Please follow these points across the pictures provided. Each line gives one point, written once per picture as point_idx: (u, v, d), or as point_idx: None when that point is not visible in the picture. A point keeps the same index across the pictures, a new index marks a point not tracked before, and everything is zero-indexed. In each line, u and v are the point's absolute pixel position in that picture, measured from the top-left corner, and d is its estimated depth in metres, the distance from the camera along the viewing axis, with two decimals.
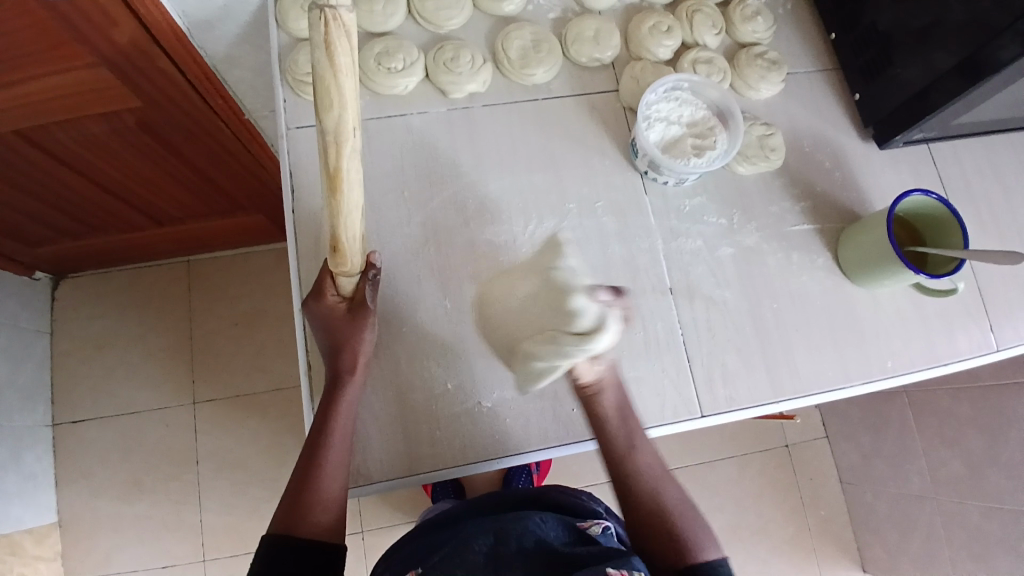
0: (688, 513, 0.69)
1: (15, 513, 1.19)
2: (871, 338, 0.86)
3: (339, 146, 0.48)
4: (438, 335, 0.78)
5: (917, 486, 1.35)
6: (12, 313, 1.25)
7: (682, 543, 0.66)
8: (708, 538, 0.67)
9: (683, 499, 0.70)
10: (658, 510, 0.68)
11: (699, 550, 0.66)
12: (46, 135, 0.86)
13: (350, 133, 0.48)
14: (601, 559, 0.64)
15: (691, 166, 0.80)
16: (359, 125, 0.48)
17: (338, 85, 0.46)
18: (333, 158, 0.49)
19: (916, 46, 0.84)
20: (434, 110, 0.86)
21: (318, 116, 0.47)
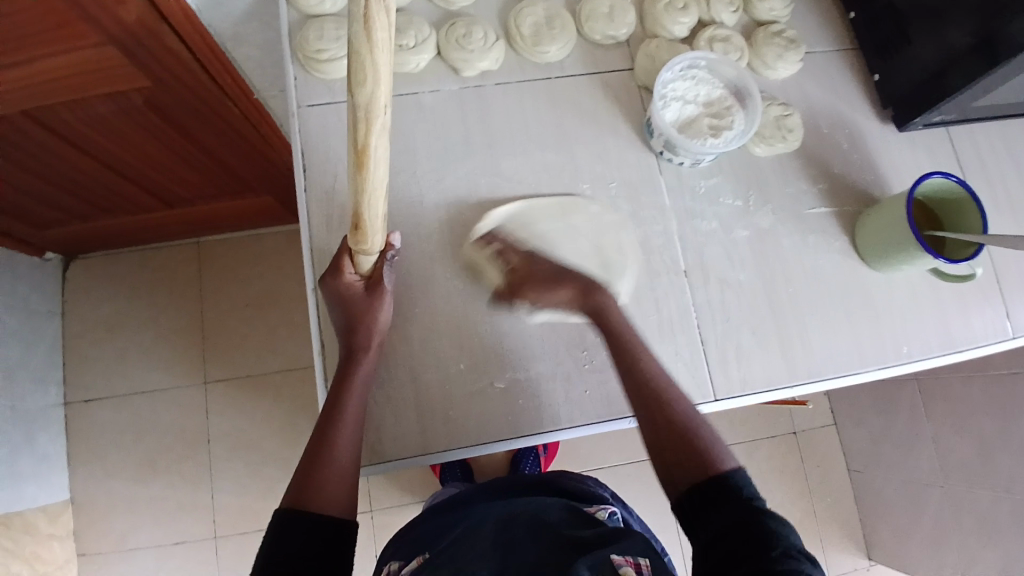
0: (703, 426, 0.65)
1: (29, 492, 1.20)
2: (887, 323, 0.85)
3: (370, 121, 0.48)
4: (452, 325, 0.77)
5: (926, 470, 1.34)
6: (23, 295, 1.25)
7: (697, 453, 0.62)
8: (724, 449, 0.62)
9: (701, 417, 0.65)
10: (676, 422, 0.65)
11: (715, 461, 0.61)
12: (53, 115, 0.85)
13: (381, 110, 0.48)
14: (607, 541, 0.62)
15: (708, 146, 0.79)
16: (389, 104, 0.48)
17: (372, 62, 0.45)
18: (361, 134, 0.49)
19: (932, 26, 0.82)
20: (445, 89, 0.84)
21: (351, 91, 0.47)
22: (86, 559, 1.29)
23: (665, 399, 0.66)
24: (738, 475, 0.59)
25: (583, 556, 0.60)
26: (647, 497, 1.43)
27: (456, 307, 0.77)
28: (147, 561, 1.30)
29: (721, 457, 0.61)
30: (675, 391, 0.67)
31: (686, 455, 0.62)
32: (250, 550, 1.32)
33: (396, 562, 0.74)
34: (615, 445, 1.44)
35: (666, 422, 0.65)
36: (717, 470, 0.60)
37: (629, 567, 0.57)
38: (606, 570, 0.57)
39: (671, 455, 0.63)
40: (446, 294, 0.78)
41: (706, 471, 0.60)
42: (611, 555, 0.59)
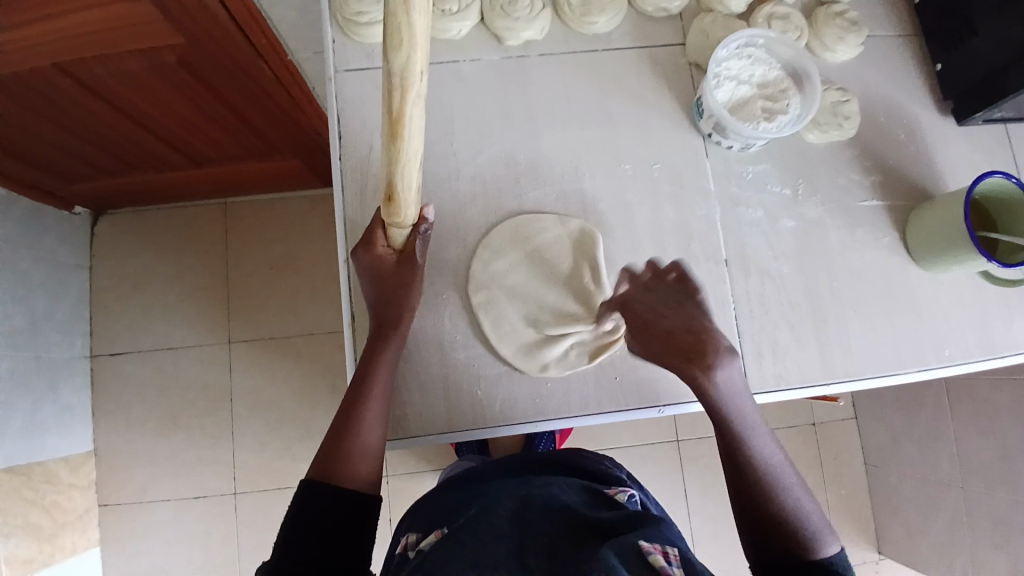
0: (803, 504, 0.61)
1: (51, 443, 1.23)
2: (931, 324, 0.81)
3: (404, 88, 0.45)
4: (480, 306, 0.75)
5: (946, 473, 1.30)
6: (50, 248, 1.26)
7: (796, 532, 0.59)
8: (825, 532, 0.60)
9: (799, 491, 0.62)
10: (774, 497, 0.61)
11: (814, 545, 0.58)
12: (84, 69, 0.84)
13: (416, 77, 0.45)
14: (631, 526, 0.62)
15: (761, 130, 0.75)
16: (426, 69, 0.45)
17: (409, 24, 0.42)
18: (395, 102, 0.47)
19: (1004, 17, 0.76)
20: (486, 57, 0.81)
21: (386, 55, 0.44)
22: (107, 508, 1.33)
23: (765, 470, 0.62)
24: (840, 564, 0.57)
25: (609, 540, 0.59)
26: (660, 480, 1.42)
27: (487, 284, 0.76)
28: (166, 513, 1.33)
29: (825, 543, 0.58)
30: (776, 462, 0.63)
31: (786, 534, 0.59)
32: (266, 508, 1.34)
33: (414, 536, 0.74)
34: (632, 428, 1.42)
35: (764, 495, 0.61)
36: (820, 556, 0.57)
37: (657, 555, 0.55)
38: (634, 556, 0.55)
39: (766, 531, 0.59)
40: (477, 271, 0.76)
41: (807, 555, 0.57)
42: (638, 542, 0.57)
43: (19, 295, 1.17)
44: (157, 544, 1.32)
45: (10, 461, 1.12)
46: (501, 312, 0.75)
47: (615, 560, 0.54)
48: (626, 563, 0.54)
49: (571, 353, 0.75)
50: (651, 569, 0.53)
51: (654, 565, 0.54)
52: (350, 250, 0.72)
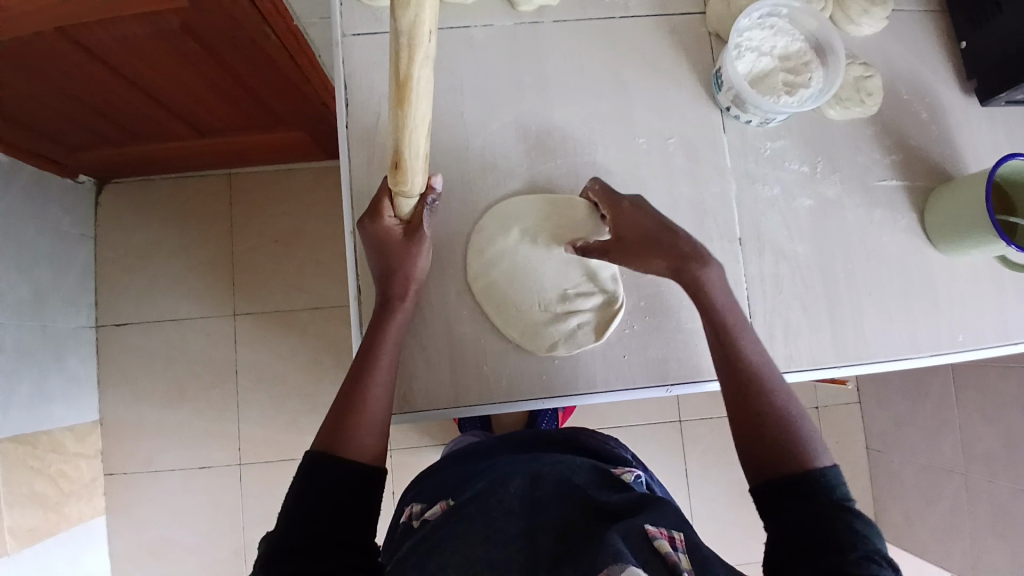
0: (800, 421, 0.60)
1: (57, 412, 1.23)
2: (946, 308, 0.80)
3: (412, 49, 0.43)
4: (483, 287, 0.73)
5: (948, 460, 1.30)
6: (54, 217, 1.25)
7: (790, 447, 0.58)
8: (818, 445, 0.59)
9: (798, 408, 0.61)
10: (770, 414, 0.60)
11: (807, 457, 0.57)
12: (88, 34, 0.82)
13: (425, 36, 0.43)
14: (637, 510, 0.61)
15: (781, 105, 0.73)
16: (436, 28, 0.43)
17: None
18: (403, 63, 0.45)
19: None
20: (498, 24, 0.79)
21: (393, 13, 0.42)
22: (113, 478, 1.33)
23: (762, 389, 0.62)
24: (832, 474, 0.56)
25: (615, 524, 0.58)
26: (663, 460, 1.41)
27: (488, 260, 0.74)
28: (172, 483, 1.34)
29: (817, 455, 0.58)
30: (771, 378, 0.63)
31: (778, 446, 0.58)
32: (271, 479, 1.35)
33: (419, 506, 0.75)
34: (635, 408, 1.42)
35: (757, 414, 0.61)
36: (809, 467, 0.57)
37: (663, 540, 0.55)
38: (640, 541, 0.55)
39: (756, 447, 0.59)
40: (481, 247, 0.74)
41: (796, 467, 0.57)
42: (644, 526, 0.57)
43: (24, 263, 1.16)
44: (162, 514, 1.34)
45: (16, 429, 1.12)
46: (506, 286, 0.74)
47: (622, 544, 0.53)
48: (633, 547, 0.54)
49: (577, 330, 0.74)
50: (658, 557, 0.54)
51: (659, 551, 0.54)
52: (357, 221, 0.71)
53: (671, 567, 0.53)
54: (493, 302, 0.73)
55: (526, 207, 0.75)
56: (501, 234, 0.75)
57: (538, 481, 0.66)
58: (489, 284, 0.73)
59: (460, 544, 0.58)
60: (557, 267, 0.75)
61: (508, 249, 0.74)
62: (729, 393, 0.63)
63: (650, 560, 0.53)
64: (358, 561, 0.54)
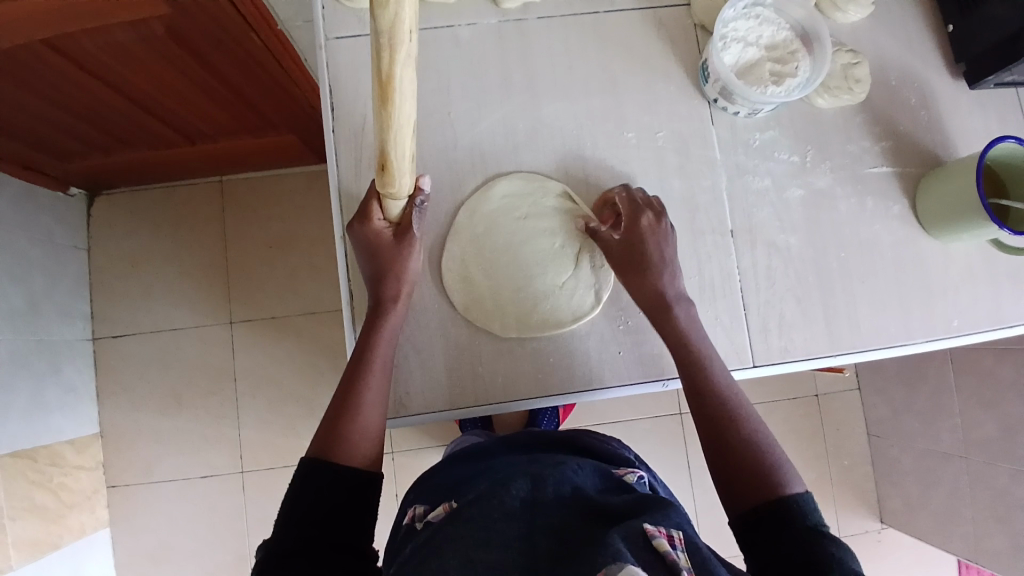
0: (772, 447, 0.61)
1: (55, 425, 1.23)
2: (939, 294, 0.79)
3: (393, 50, 0.43)
4: (479, 264, 0.74)
5: (947, 444, 1.30)
6: (47, 229, 1.25)
7: (767, 474, 0.59)
8: (790, 471, 0.60)
9: (768, 436, 0.62)
10: (743, 440, 0.62)
11: (779, 483, 0.58)
12: (72, 43, 0.81)
13: (405, 36, 0.43)
14: (637, 511, 0.61)
15: (769, 95, 0.72)
16: (415, 27, 0.43)
17: None
18: (385, 64, 0.44)
19: None
20: (483, 22, 0.78)
21: (372, 14, 0.42)
22: (115, 489, 1.33)
23: (732, 419, 0.63)
24: (805, 502, 0.56)
25: (614, 526, 0.58)
26: (662, 454, 1.41)
27: (475, 248, 0.74)
28: (173, 492, 1.34)
29: (790, 481, 0.58)
30: (741, 409, 0.64)
31: (752, 479, 0.59)
32: (272, 485, 1.35)
33: (422, 507, 0.75)
34: (633, 403, 1.42)
35: (729, 443, 0.62)
36: (783, 494, 0.57)
37: (662, 538, 0.55)
38: (639, 541, 0.55)
39: (735, 482, 0.60)
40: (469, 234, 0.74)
41: (771, 494, 0.57)
42: (642, 525, 0.57)
43: (18, 276, 1.15)
44: (165, 523, 1.33)
45: (14, 443, 1.12)
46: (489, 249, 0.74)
47: (622, 545, 0.53)
48: (633, 547, 0.54)
49: (582, 287, 0.74)
50: (657, 556, 0.53)
51: (658, 550, 0.54)
52: (347, 224, 0.70)
53: (670, 566, 0.53)
54: (479, 266, 0.74)
55: (496, 192, 0.75)
56: (489, 212, 0.75)
57: (539, 484, 0.66)
58: (488, 269, 0.74)
59: (458, 546, 0.58)
60: (546, 229, 0.75)
61: (495, 225, 0.75)
62: (703, 425, 0.64)
63: (650, 561, 0.53)
64: (354, 564, 0.54)
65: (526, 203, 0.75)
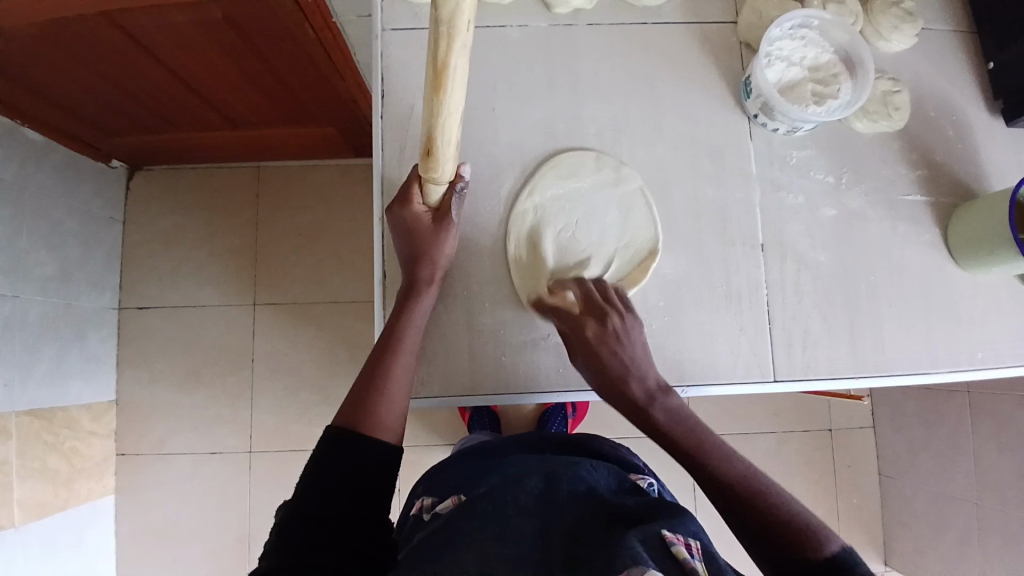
0: (801, 507, 0.57)
1: (74, 389, 1.25)
2: (966, 325, 0.79)
3: (450, 38, 0.45)
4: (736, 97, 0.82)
5: (960, 488, 1.28)
6: (86, 198, 1.28)
7: (800, 535, 0.54)
8: (826, 528, 0.55)
9: (789, 496, 0.58)
10: (765, 507, 0.56)
11: (816, 544, 0.53)
12: (133, 20, 0.85)
13: (462, 28, 0.45)
14: (653, 516, 0.62)
15: (810, 113, 0.73)
16: (472, 20, 0.45)
17: None
18: (439, 52, 0.47)
19: None
20: (534, 25, 0.81)
21: (434, 2, 0.44)
22: (125, 458, 1.36)
23: (741, 486, 0.58)
24: (850, 558, 0.52)
25: (631, 530, 0.59)
26: (668, 472, 1.41)
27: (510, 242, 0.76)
28: (182, 467, 1.36)
29: (826, 537, 0.54)
30: (755, 476, 0.59)
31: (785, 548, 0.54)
32: (279, 470, 1.36)
33: (430, 499, 0.75)
34: None
35: (751, 511, 0.57)
36: (824, 554, 0.53)
37: (681, 546, 0.56)
38: (658, 548, 0.55)
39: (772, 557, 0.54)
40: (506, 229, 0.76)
41: (810, 557, 0.53)
42: (662, 532, 0.57)
43: (53, 242, 1.19)
44: (171, 497, 1.35)
45: (32, 403, 1.15)
46: (516, 252, 0.75)
47: (641, 549, 0.54)
48: (651, 552, 0.54)
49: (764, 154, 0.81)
50: (676, 564, 0.54)
51: (677, 557, 0.55)
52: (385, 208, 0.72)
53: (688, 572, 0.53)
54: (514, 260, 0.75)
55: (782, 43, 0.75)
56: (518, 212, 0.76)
57: (554, 480, 0.67)
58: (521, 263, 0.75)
59: (476, 540, 0.58)
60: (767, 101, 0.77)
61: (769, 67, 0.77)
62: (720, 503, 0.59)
63: (670, 569, 0.53)
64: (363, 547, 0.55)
65: (776, 77, 0.75)
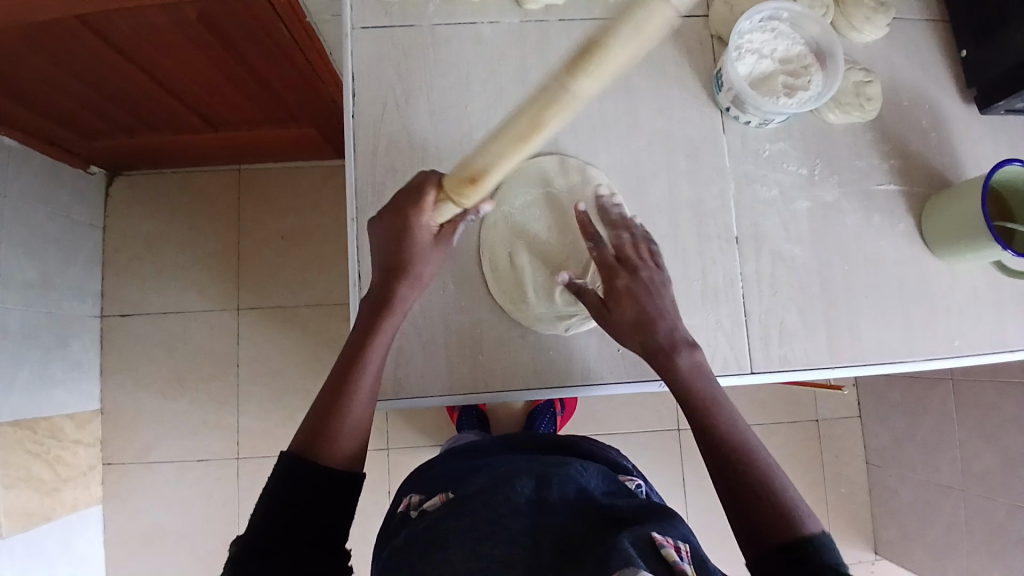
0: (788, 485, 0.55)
1: (57, 398, 1.24)
2: (943, 315, 0.80)
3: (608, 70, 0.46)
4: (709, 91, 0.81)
5: (946, 476, 1.29)
6: (65, 204, 1.27)
7: (778, 510, 0.53)
8: (809, 512, 0.53)
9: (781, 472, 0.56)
10: (753, 473, 0.56)
11: (795, 522, 0.52)
12: (106, 21, 0.84)
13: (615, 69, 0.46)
14: (643, 518, 0.61)
15: (781, 105, 0.74)
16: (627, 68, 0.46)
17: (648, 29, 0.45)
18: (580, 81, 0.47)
19: None
20: (506, 21, 0.80)
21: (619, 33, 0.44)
22: (111, 467, 1.34)
23: (735, 450, 0.58)
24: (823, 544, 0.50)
25: (622, 532, 0.58)
26: (657, 468, 1.41)
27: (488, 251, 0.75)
28: (169, 474, 1.35)
29: (805, 519, 0.52)
30: (751, 445, 0.58)
31: (761, 519, 0.53)
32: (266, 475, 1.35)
33: (418, 496, 0.75)
34: (632, 415, 1.42)
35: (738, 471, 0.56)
36: (799, 532, 0.51)
37: (671, 549, 0.55)
38: (648, 549, 0.55)
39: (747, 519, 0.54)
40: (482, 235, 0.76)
41: (784, 533, 0.52)
42: (652, 534, 0.57)
43: (33, 250, 1.17)
44: (158, 505, 1.34)
45: (15, 414, 1.13)
46: (493, 265, 0.75)
47: (632, 550, 0.54)
48: (642, 553, 0.54)
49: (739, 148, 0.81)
50: (665, 564, 0.54)
51: (667, 559, 0.54)
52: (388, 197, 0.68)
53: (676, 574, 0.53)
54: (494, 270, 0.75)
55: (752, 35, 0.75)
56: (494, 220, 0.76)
57: (545, 483, 0.66)
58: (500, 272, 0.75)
59: (466, 543, 0.57)
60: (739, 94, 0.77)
61: None
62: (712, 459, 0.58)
63: (659, 569, 0.53)
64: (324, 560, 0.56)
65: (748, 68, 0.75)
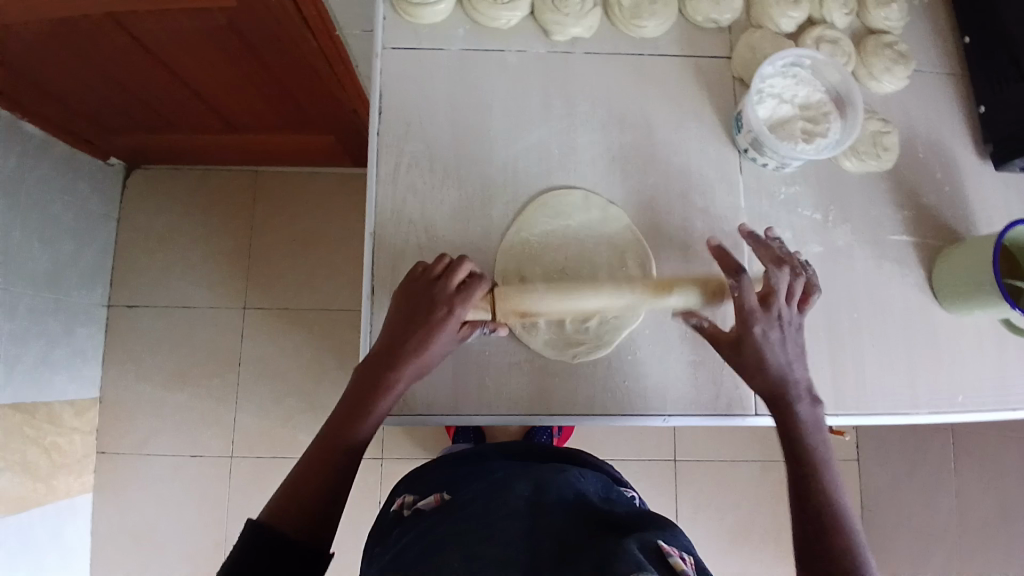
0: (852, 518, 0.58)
1: (58, 385, 1.25)
2: (948, 367, 0.80)
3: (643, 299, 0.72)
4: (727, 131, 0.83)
5: (942, 525, 1.28)
6: (82, 194, 1.28)
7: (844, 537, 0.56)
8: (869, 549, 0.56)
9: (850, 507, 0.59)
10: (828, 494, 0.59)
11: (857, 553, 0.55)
12: (137, 21, 0.85)
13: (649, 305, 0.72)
14: (644, 526, 0.61)
15: (798, 151, 0.75)
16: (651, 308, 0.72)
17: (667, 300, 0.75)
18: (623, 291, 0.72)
19: None
20: (532, 50, 0.82)
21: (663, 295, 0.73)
22: (105, 457, 1.34)
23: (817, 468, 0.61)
24: None
25: (628, 537, 0.58)
26: (652, 496, 1.40)
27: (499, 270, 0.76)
28: (162, 468, 1.35)
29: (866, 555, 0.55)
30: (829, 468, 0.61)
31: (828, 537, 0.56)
32: (260, 477, 1.35)
33: (412, 496, 0.76)
34: (629, 442, 1.42)
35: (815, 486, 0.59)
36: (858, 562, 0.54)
37: (678, 558, 0.55)
38: (656, 558, 0.55)
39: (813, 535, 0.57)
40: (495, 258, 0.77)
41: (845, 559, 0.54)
42: (658, 543, 0.57)
43: (47, 237, 1.19)
44: (149, 498, 1.34)
45: (16, 397, 1.14)
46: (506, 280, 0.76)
47: (641, 556, 0.53)
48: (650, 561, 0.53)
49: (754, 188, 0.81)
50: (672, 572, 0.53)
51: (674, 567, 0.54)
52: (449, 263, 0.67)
53: None
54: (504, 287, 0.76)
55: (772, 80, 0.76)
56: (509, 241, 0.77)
57: (544, 487, 0.66)
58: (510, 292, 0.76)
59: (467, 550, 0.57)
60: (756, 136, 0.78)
61: None
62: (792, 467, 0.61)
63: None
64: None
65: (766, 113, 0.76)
